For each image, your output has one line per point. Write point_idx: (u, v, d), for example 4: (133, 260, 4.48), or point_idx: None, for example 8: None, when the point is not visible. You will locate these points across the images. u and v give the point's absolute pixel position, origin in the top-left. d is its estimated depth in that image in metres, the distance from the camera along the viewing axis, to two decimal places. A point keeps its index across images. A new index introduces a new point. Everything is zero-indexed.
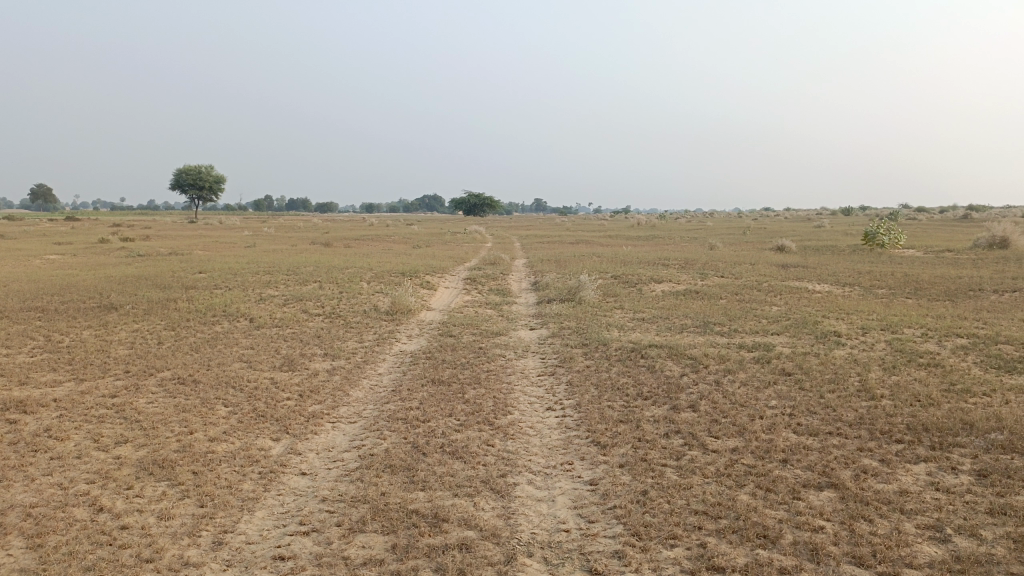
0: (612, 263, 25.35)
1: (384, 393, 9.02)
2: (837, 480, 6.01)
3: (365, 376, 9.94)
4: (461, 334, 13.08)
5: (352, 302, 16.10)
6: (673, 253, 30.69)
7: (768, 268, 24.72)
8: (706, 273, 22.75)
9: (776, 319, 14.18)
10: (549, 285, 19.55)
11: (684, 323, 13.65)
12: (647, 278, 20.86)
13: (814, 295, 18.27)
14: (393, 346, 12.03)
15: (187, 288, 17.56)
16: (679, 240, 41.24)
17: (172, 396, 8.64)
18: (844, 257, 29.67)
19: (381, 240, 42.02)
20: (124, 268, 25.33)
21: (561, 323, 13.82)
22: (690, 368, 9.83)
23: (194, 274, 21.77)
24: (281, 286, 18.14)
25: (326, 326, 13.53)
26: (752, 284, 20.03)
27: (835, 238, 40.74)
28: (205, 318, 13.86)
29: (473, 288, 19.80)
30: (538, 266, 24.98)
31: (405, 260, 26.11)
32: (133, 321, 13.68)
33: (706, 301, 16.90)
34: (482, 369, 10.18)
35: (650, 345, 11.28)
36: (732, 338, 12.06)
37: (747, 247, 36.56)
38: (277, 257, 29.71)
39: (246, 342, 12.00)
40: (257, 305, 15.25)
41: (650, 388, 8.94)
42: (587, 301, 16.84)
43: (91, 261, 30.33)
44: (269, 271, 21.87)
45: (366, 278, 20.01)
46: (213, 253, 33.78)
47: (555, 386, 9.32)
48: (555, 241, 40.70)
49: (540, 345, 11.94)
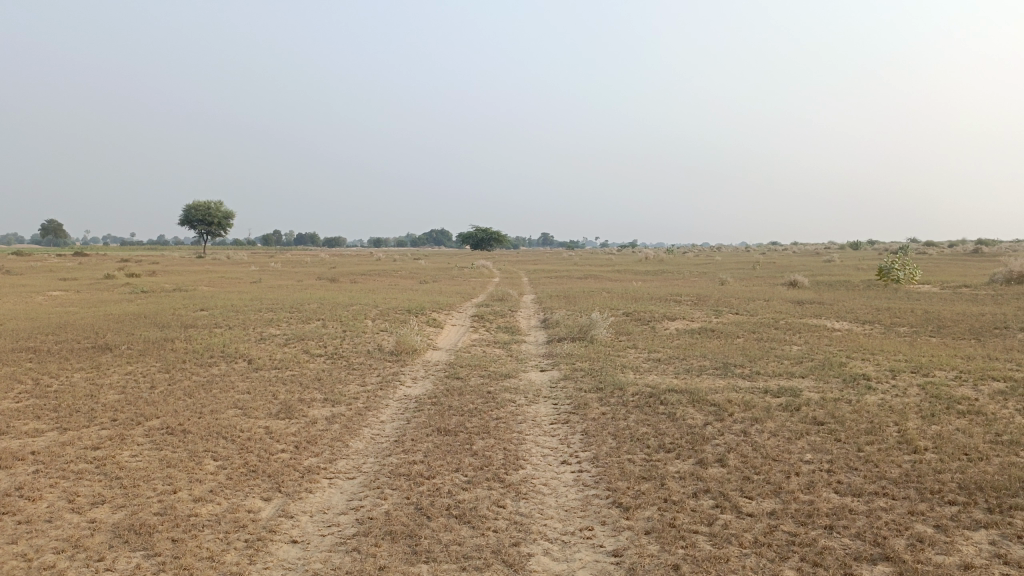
0: (622, 300, 24.76)
1: (386, 444, 8.39)
2: (891, 552, 5.36)
3: (367, 424, 9.32)
4: (469, 376, 12.46)
5: (355, 342, 15.52)
6: (684, 289, 30.05)
7: (783, 305, 24.07)
8: (720, 310, 22.08)
9: (798, 360, 13.52)
10: (559, 323, 18.93)
11: (702, 364, 13.00)
12: (660, 315, 20.24)
13: (835, 334, 17.59)
14: (397, 390, 11.42)
15: (186, 327, 17.01)
16: (688, 275, 40.61)
17: (158, 449, 8.03)
18: (859, 292, 29.01)
19: (388, 275, 41.64)
20: (126, 305, 24.85)
21: (573, 365, 13.20)
22: (714, 416, 9.19)
23: (196, 311, 21.29)
24: (284, 324, 17.60)
25: (328, 368, 12.93)
26: (768, 322, 19.37)
27: (848, 273, 40.06)
28: (202, 359, 13.29)
29: (481, 326, 19.21)
30: (546, 303, 24.37)
31: (411, 297, 25.56)
32: (127, 363, 13.12)
33: (723, 339, 16.25)
34: (491, 416, 9.55)
35: (669, 390, 10.64)
36: (755, 381, 11.40)
37: (759, 282, 35.90)
38: (282, 293, 29.20)
39: (243, 386, 11.41)
40: (257, 345, 14.70)
41: (672, 439, 8.30)
42: (599, 340, 16.22)
43: (93, 298, 29.95)
44: (271, 309, 21.33)
45: (371, 315, 19.43)
46: (217, 289, 33.33)
47: (569, 436, 8.68)
48: (563, 275, 40.21)
49: (552, 389, 11.30)
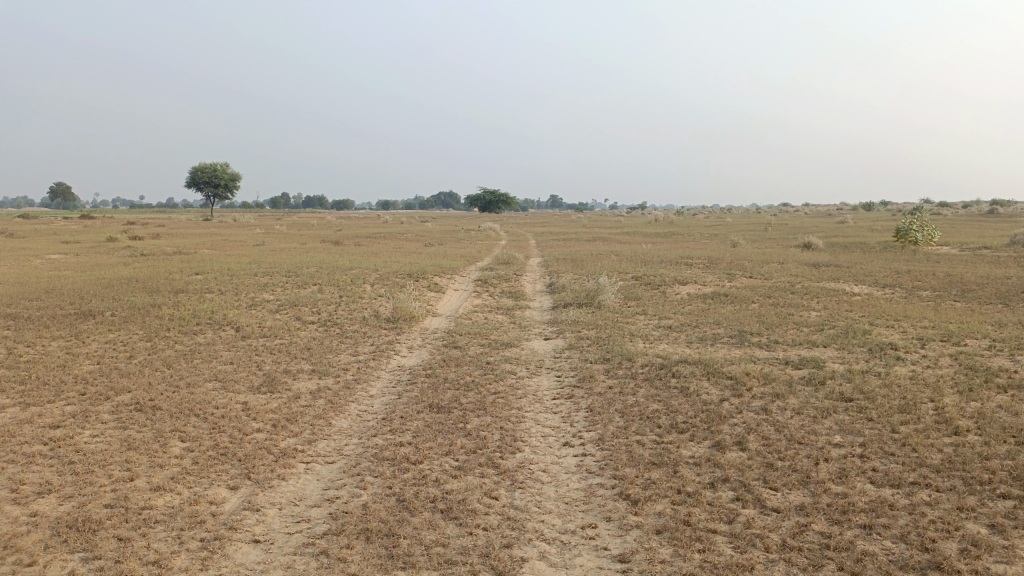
0: (631, 262, 23.92)
1: (372, 422, 7.68)
2: (941, 559, 4.62)
3: (354, 399, 8.61)
4: (468, 345, 11.72)
5: (351, 308, 14.79)
6: (695, 252, 29.10)
7: (799, 268, 23.17)
8: (734, 274, 21.20)
9: (819, 327, 12.71)
10: (566, 287, 18.13)
11: (716, 332, 12.21)
12: (671, 279, 19.40)
13: (855, 299, 16.71)
14: (390, 360, 10.70)
15: (176, 292, 16.31)
16: (698, 237, 39.57)
17: (122, 429, 7.35)
18: (877, 255, 28.03)
19: (392, 237, 40.88)
20: (122, 269, 24.21)
21: (579, 333, 12.44)
22: (732, 391, 8.43)
23: (191, 275, 20.61)
24: (278, 289, 16.89)
25: (319, 336, 12.22)
26: (785, 286, 18.49)
27: (864, 235, 38.94)
28: (187, 327, 12.61)
29: (484, 291, 18.45)
30: (553, 267, 23.52)
31: (414, 261, 24.78)
32: (108, 331, 12.44)
33: (737, 305, 15.43)
34: (489, 391, 8.83)
35: (682, 361, 9.88)
36: (774, 351, 10.61)
37: (772, 244, 34.87)
38: (283, 256, 28.50)
39: (227, 356, 10.72)
40: (247, 312, 14.00)
41: (686, 417, 7.56)
42: (607, 306, 15.43)
43: (90, 261, 29.33)
44: (268, 273, 20.59)
45: (370, 280, 18.66)
46: (219, 252, 32.66)
47: (573, 413, 7.94)
48: (570, 238, 39.35)
49: (556, 360, 10.56)
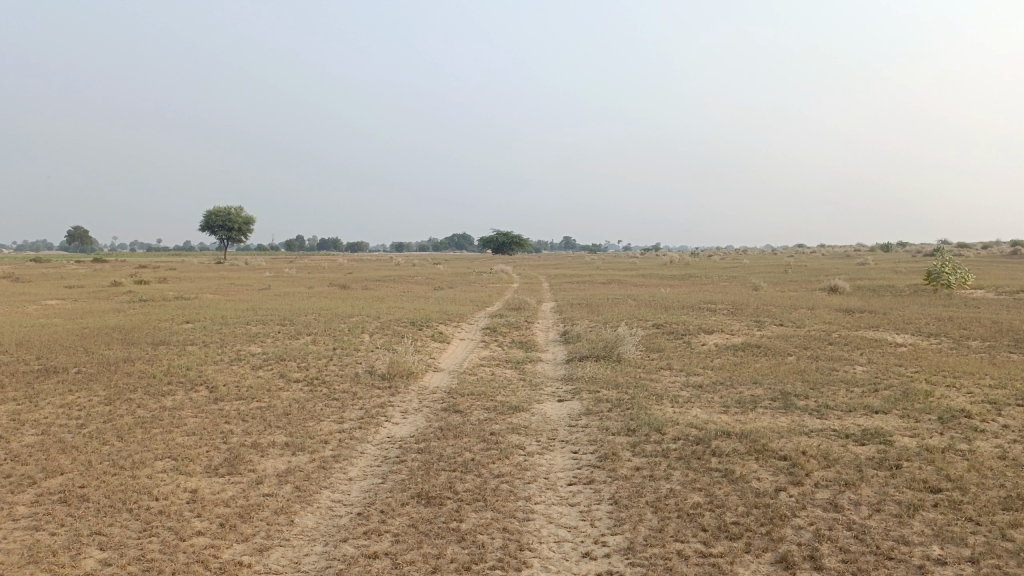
0: (651, 308, 22.46)
1: (344, 520, 6.20)
2: None
3: (327, 485, 7.12)
4: (471, 409, 10.22)
5: (343, 363, 13.36)
6: (717, 296, 27.56)
7: (832, 314, 21.57)
8: (762, 322, 19.61)
9: (872, 388, 11.13)
10: (581, 337, 16.65)
11: (754, 394, 10.64)
12: (695, 328, 17.84)
13: (902, 351, 15.07)
14: (379, 431, 9.20)
15: (157, 344, 14.99)
16: (718, 279, 38.04)
17: (33, 530, 5.90)
18: (911, 300, 26.39)
19: (401, 281, 39.68)
20: (113, 316, 22.98)
21: (598, 393, 10.96)
22: (787, 477, 6.88)
23: (180, 324, 19.33)
24: (269, 341, 15.53)
25: (302, 398, 10.78)
26: (820, 336, 16.88)
27: (890, 277, 37.26)
28: (155, 387, 11.21)
29: (493, 341, 16.96)
30: (567, 313, 22.03)
31: (418, 307, 23.38)
32: (67, 391, 11.05)
33: (773, 359, 13.85)
34: (491, 474, 7.32)
35: (721, 433, 8.35)
36: (827, 421, 9.03)
37: (796, 287, 33.24)
38: (285, 302, 27.22)
39: (191, 425, 9.28)
40: (229, 369, 12.62)
41: (734, 516, 6.02)
42: (628, 360, 13.93)
43: (86, 307, 28.16)
44: (262, 321, 19.23)
45: (368, 330, 17.22)
46: (220, 297, 31.46)
47: (593, 508, 6.42)
48: (585, 281, 37.94)
49: (571, 429, 9.04)
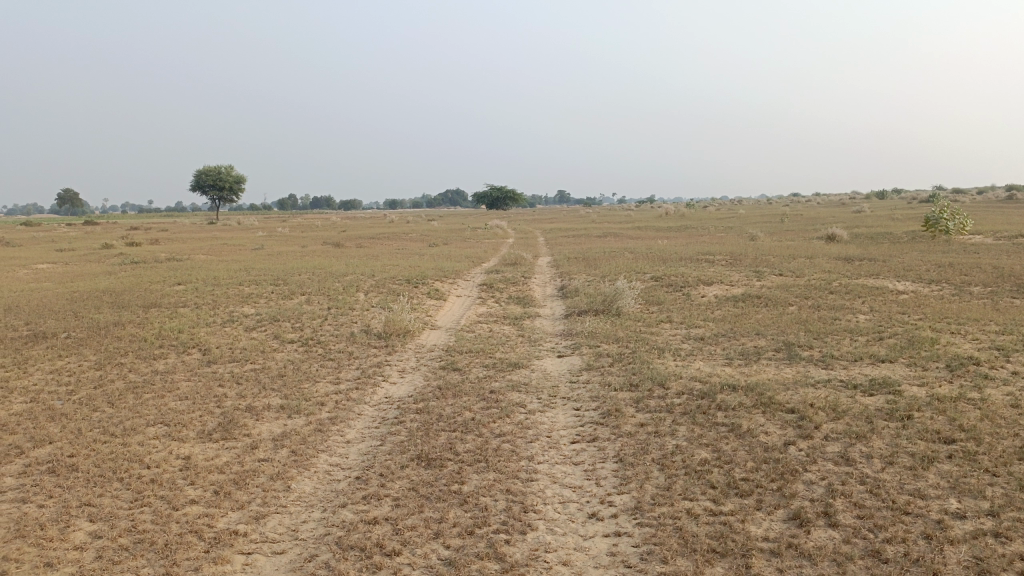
0: (648, 261, 22.22)
1: (343, 485, 6.02)
2: None
3: (324, 448, 6.93)
4: (469, 367, 10.02)
5: (338, 322, 13.12)
6: (714, 247, 27.29)
7: (832, 263, 21.34)
8: (762, 272, 19.39)
9: (876, 337, 10.94)
10: (579, 291, 16.41)
11: (757, 345, 10.45)
12: (694, 279, 17.61)
13: (904, 299, 14.89)
14: (376, 391, 9.00)
15: (149, 307, 14.71)
16: (714, 230, 37.74)
17: (20, 502, 5.70)
18: (909, 246, 26.17)
19: (396, 238, 39.27)
20: (104, 279, 22.64)
21: (598, 348, 10.77)
22: (796, 430, 6.71)
23: (172, 286, 19.02)
24: (262, 301, 15.26)
25: (297, 359, 10.57)
26: (820, 285, 16.68)
27: (887, 225, 36.99)
28: (147, 351, 10.96)
29: (489, 297, 16.72)
30: (564, 267, 21.78)
31: (413, 264, 23.08)
32: (56, 357, 10.80)
33: (774, 310, 13.66)
34: (492, 433, 7.14)
35: (727, 387, 8.16)
36: (833, 372, 8.86)
37: (793, 236, 32.96)
38: (278, 261, 26.89)
39: (184, 389, 9.07)
40: (222, 331, 12.37)
41: (744, 473, 5.85)
42: (627, 313, 13.73)
43: (77, 270, 27.78)
44: (255, 281, 18.93)
45: (363, 288, 16.96)
46: (213, 258, 31.09)
47: (598, 466, 6.24)
48: (581, 235, 37.58)
49: (572, 385, 8.85)
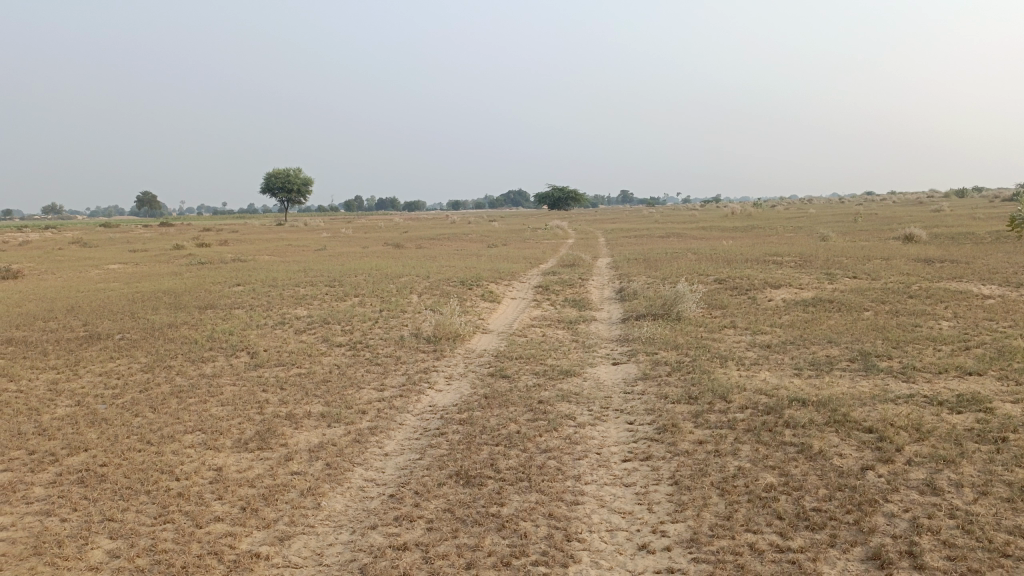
0: (712, 262, 21.39)
1: (376, 503, 5.65)
2: None
3: (361, 461, 6.58)
4: (519, 374, 9.56)
5: (388, 326, 12.85)
6: (783, 248, 26.16)
7: (910, 265, 20.09)
8: (834, 274, 18.36)
9: (962, 346, 10.03)
10: (638, 294, 15.78)
11: (829, 355, 9.70)
12: (760, 282, 16.77)
13: (991, 304, 13.77)
14: (420, 399, 8.64)
15: (204, 309, 14.75)
16: (782, 231, 36.32)
17: (45, 516, 5.51)
18: (995, 247, 24.55)
19: (455, 239, 39.15)
20: (169, 280, 23.02)
21: (656, 355, 10.18)
22: (873, 454, 6.04)
23: (231, 287, 19.16)
24: (315, 303, 15.14)
25: (344, 364, 10.31)
26: (898, 289, 15.63)
27: (968, 224, 34.92)
28: (196, 354, 10.88)
29: (545, 300, 16.23)
30: (623, 269, 21.13)
31: (470, 265, 22.75)
32: (108, 359, 10.82)
33: (847, 315, 12.79)
34: (537, 448, 6.67)
35: (795, 401, 7.51)
36: (914, 386, 8.07)
37: (867, 237, 31.42)
38: (338, 262, 27.00)
39: (226, 394, 8.88)
40: (272, 333, 12.24)
41: (814, 503, 5.25)
42: (688, 318, 13.08)
43: (145, 270, 28.50)
44: (312, 283, 18.90)
45: (417, 290, 16.68)
46: (276, 259, 31.49)
47: (651, 489, 5.71)
48: (642, 235, 36.69)
49: (627, 396, 8.31)
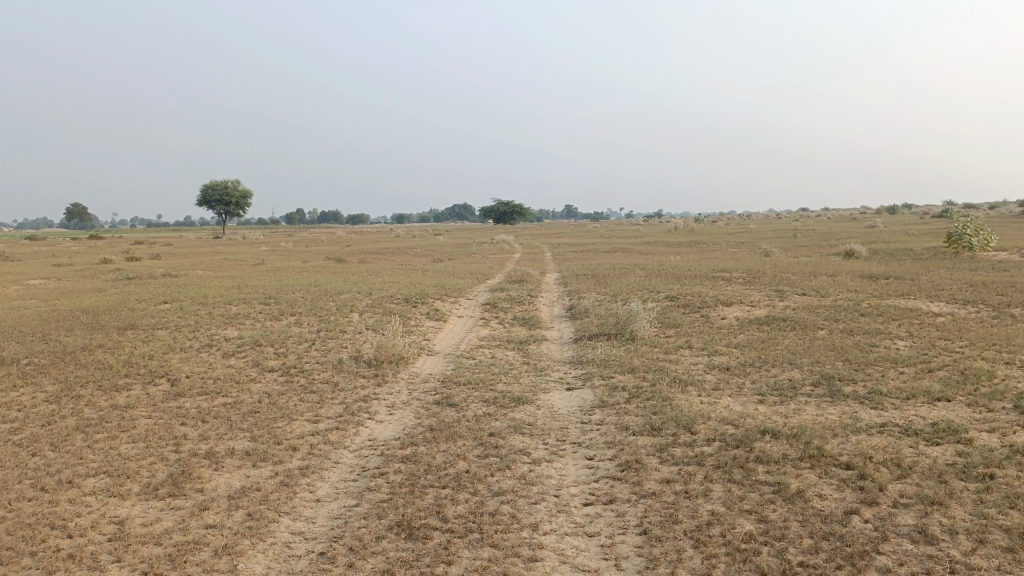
0: (661, 279, 21.08)
1: (304, 564, 4.89)
2: None
3: (289, 510, 5.79)
4: (467, 402, 8.87)
5: (326, 347, 12.00)
6: (730, 263, 26.07)
7: (857, 282, 20.08)
8: (783, 291, 18.18)
9: (925, 368, 9.71)
10: (589, 312, 15.26)
11: (792, 379, 9.26)
12: (712, 300, 16.43)
13: (942, 322, 13.65)
14: (359, 432, 7.87)
15: (126, 329, 13.64)
16: (726, 246, 36.35)
17: None
18: (934, 264, 24.86)
19: (399, 253, 38.19)
20: (91, 297, 21.58)
21: (612, 379, 9.62)
22: (856, 495, 5.54)
23: (159, 304, 17.99)
24: (249, 323, 14.18)
25: (276, 391, 9.46)
26: (849, 307, 15.46)
27: (903, 241, 35.52)
28: (110, 381, 9.86)
29: (493, 318, 15.56)
30: (572, 286, 20.62)
31: (413, 281, 21.93)
32: (10, 387, 9.73)
33: (803, 335, 12.47)
34: (489, 491, 5.99)
35: (764, 433, 7.00)
36: (884, 413, 7.66)
37: (810, 253, 31.65)
38: (276, 278, 25.85)
39: (140, 428, 7.95)
40: (198, 357, 11.27)
41: (801, 557, 4.70)
42: (641, 338, 12.60)
43: (68, 286, 26.85)
44: (246, 300, 17.85)
45: (358, 308, 15.85)
46: (211, 274, 30.14)
47: (618, 541, 5.09)
48: (589, 250, 36.33)
49: (584, 427, 7.70)
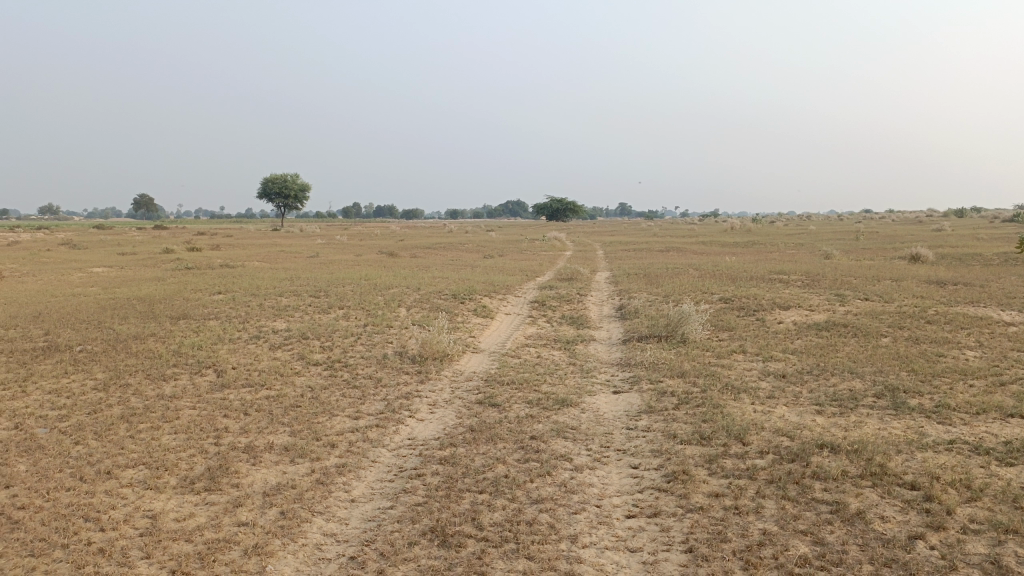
0: (716, 280, 20.53)
1: (333, 569, 4.74)
2: None
3: (323, 510, 5.66)
4: (510, 403, 8.65)
5: (372, 342, 11.93)
6: (788, 265, 25.29)
7: (923, 287, 19.23)
8: (844, 296, 17.50)
9: (997, 382, 9.12)
10: (639, 313, 14.89)
11: (852, 389, 8.79)
12: (768, 303, 15.88)
13: (1015, 332, 12.90)
14: (399, 431, 7.72)
15: (178, 319, 13.82)
16: (785, 248, 35.37)
17: None
18: (1006, 269, 23.70)
19: (450, 249, 38.22)
20: (149, 286, 22.06)
21: (661, 384, 9.29)
22: (922, 519, 5.14)
23: (213, 295, 18.25)
24: (297, 315, 14.22)
25: (319, 385, 9.39)
26: (914, 313, 14.75)
27: (972, 245, 34.01)
28: (157, 370, 9.93)
29: (541, 316, 15.33)
30: (623, 285, 20.21)
31: (463, 277, 21.79)
32: (62, 373, 9.88)
33: (864, 342, 11.91)
34: (527, 498, 5.76)
35: (822, 447, 6.60)
36: (953, 429, 7.17)
37: (872, 256, 30.55)
38: (328, 271, 26.06)
39: (183, 419, 7.95)
40: (245, 349, 11.31)
41: None
42: (692, 340, 12.21)
43: (129, 275, 27.52)
44: (297, 292, 17.96)
45: (406, 303, 15.78)
46: (266, 265, 30.59)
47: (661, 558, 4.81)
48: (642, 249, 35.77)
49: (630, 434, 7.40)
